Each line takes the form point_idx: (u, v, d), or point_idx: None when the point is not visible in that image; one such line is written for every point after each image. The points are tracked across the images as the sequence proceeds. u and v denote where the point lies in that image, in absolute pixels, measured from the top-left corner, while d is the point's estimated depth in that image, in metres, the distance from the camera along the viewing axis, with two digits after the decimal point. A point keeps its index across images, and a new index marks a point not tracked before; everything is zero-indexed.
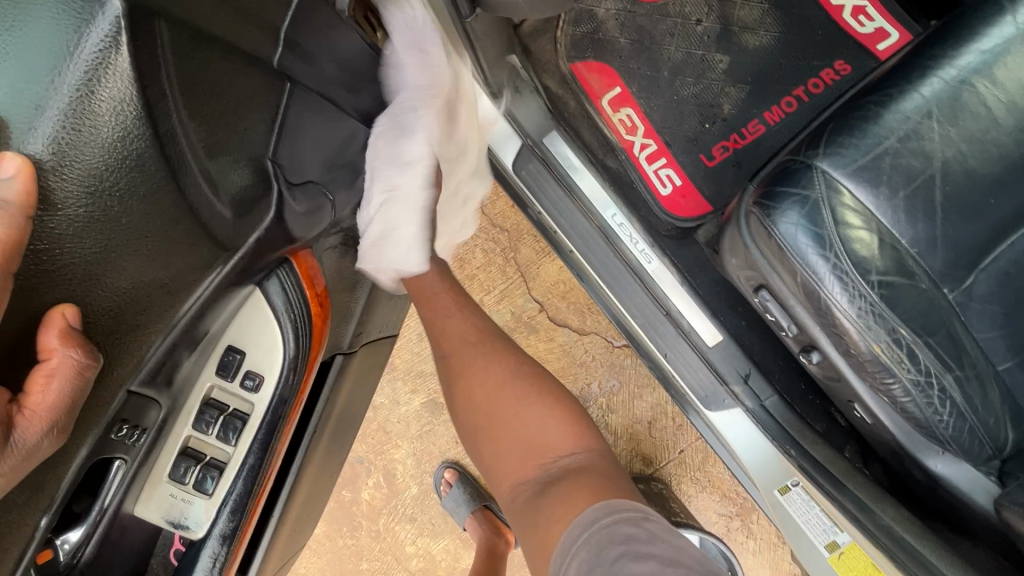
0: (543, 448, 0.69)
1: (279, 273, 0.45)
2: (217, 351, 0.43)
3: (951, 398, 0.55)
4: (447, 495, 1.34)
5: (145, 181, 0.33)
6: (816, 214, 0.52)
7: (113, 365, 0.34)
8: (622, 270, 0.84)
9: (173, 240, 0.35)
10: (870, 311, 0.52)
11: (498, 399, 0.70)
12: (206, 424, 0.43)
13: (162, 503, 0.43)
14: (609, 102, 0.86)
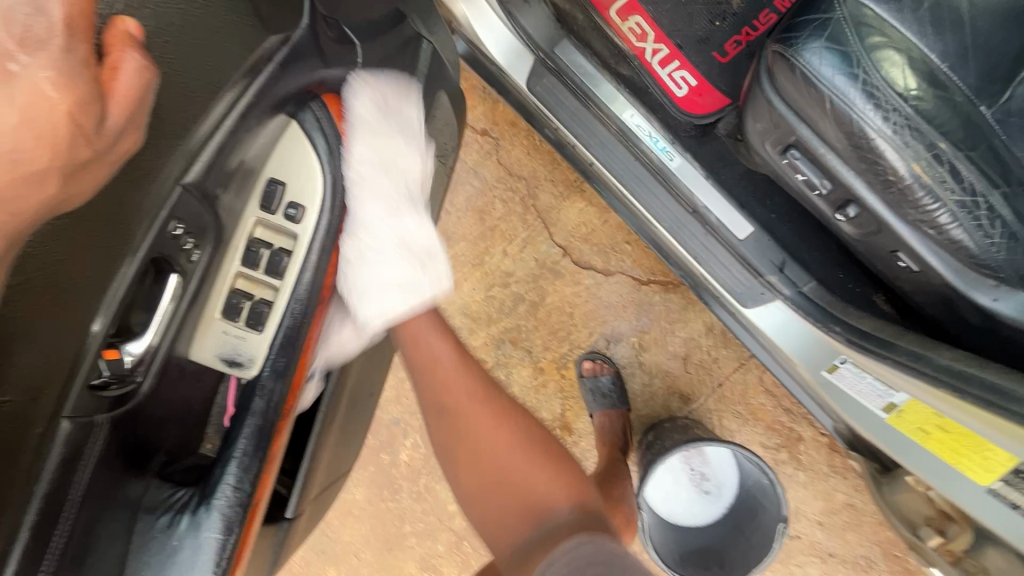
0: (525, 495, 0.67)
1: (312, 107, 0.51)
2: (259, 184, 0.48)
3: (1000, 217, 0.53)
4: None
5: None
6: (839, 35, 0.53)
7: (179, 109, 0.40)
8: (645, 173, 0.86)
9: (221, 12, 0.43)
10: (905, 126, 0.52)
11: (488, 434, 0.73)
12: (255, 259, 0.47)
13: (217, 342, 0.47)
14: (618, 13, 0.84)
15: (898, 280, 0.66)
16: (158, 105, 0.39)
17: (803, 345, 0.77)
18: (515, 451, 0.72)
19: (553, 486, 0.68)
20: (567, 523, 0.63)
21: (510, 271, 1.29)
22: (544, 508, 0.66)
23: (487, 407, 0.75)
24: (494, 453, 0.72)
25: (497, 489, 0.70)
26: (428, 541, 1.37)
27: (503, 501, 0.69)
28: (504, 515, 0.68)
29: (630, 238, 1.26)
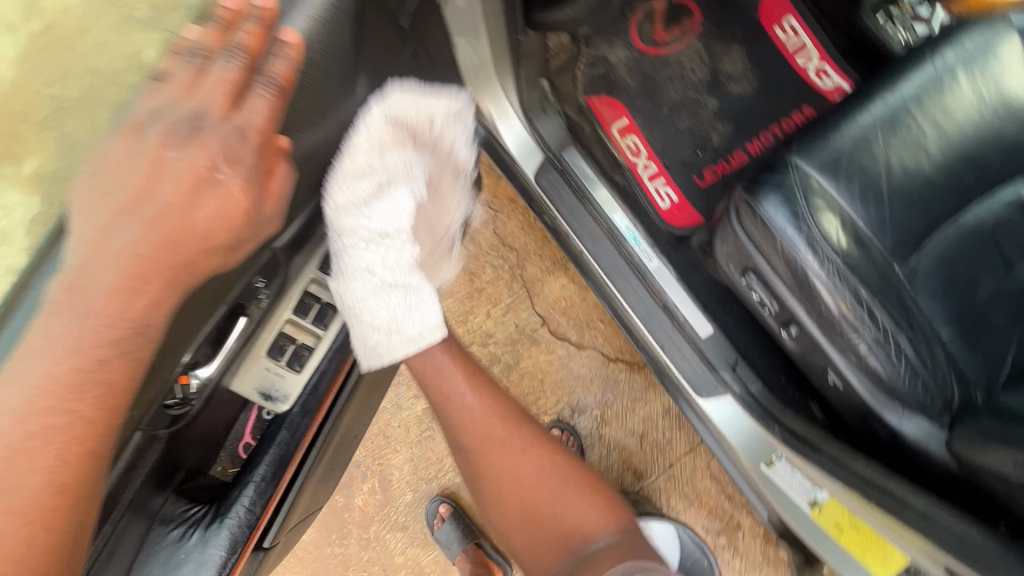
0: (561, 529, 0.78)
1: None
2: (318, 250, 0.60)
3: (906, 355, 0.66)
4: (440, 529, 1.33)
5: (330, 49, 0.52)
6: (791, 195, 0.67)
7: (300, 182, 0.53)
8: (626, 267, 0.97)
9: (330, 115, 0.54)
10: (836, 272, 0.65)
11: (518, 467, 0.80)
12: (304, 310, 0.57)
13: (257, 376, 0.53)
14: (618, 130, 1.03)
15: (827, 392, 0.78)
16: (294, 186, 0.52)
17: (746, 437, 0.88)
18: (544, 479, 0.80)
19: (599, 513, 0.80)
20: (615, 550, 0.74)
21: (491, 332, 1.38)
22: (583, 539, 0.77)
23: (513, 442, 0.81)
24: (525, 492, 0.80)
25: (529, 512, 0.79)
26: None
27: (535, 525, 0.79)
28: (533, 542, 0.79)
29: (604, 318, 1.38)
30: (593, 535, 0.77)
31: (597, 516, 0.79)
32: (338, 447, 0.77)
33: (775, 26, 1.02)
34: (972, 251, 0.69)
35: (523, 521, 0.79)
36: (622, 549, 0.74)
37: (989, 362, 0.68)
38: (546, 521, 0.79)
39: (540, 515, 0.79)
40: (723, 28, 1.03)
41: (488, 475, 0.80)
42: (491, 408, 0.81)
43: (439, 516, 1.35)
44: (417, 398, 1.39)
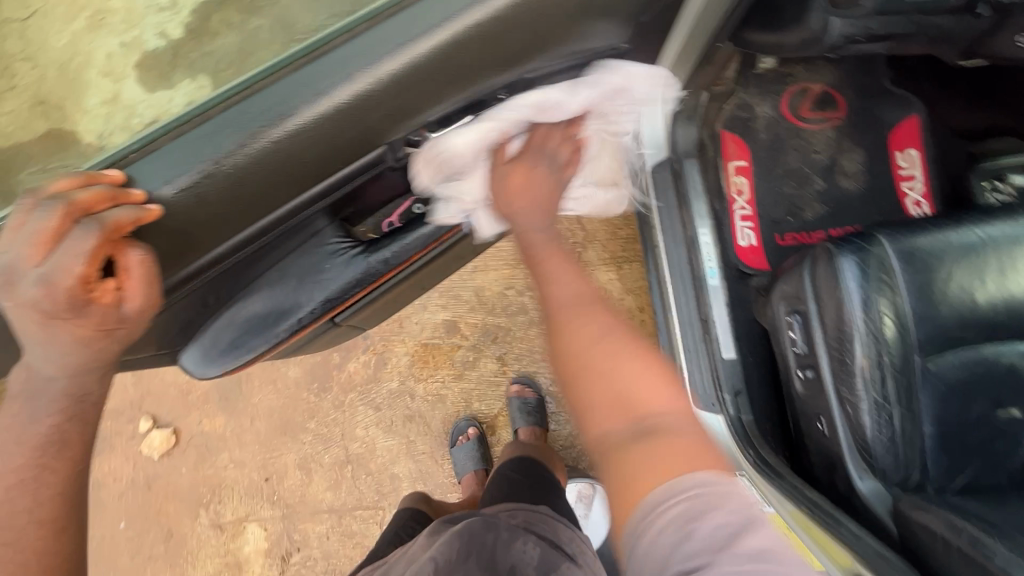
0: (627, 392, 0.54)
1: None
2: None
3: (893, 425, 0.78)
4: (460, 446, 1.43)
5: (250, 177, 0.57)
6: (866, 261, 0.80)
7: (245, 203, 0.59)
8: (689, 276, 1.09)
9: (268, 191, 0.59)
10: (872, 335, 0.78)
11: (599, 344, 0.58)
12: None
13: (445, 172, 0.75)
14: (734, 167, 1.16)
15: (810, 439, 0.91)
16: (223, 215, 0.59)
17: (719, 448, 1.00)
18: (627, 357, 0.57)
19: (657, 381, 0.55)
20: (682, 433, 0.51)
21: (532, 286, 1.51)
22: (648, 404, 0.54)
23: (599, 335, 0.59)
24: (600, 359, 0.57)
25: (599, 383, 0.56)
26: (319, 446, 1.45)
27: (609, 399, 0.55)
28: (601, 400, 0.55)
29: (631, 323, 1.50)
30: (656, 403, 0.54)
31: (670, 395, 0.55)
32: (407, 286, 0.92)
33: (899, 150, 1.16)
34: (983, 378, 0.80)
35: (583, 372, 0.57)
36: (682, 452, 0.49)
37: (954, 469, 0.79)
38: (615, 380, 0.55)
39: (615, 384, 0.55)
40: (857, 132, 1.17)
41: (565, 345, 0.60)
42: (579, 283, 0.65)
43: (465, 433, 1.45)
44: (441, 308, 1.50)
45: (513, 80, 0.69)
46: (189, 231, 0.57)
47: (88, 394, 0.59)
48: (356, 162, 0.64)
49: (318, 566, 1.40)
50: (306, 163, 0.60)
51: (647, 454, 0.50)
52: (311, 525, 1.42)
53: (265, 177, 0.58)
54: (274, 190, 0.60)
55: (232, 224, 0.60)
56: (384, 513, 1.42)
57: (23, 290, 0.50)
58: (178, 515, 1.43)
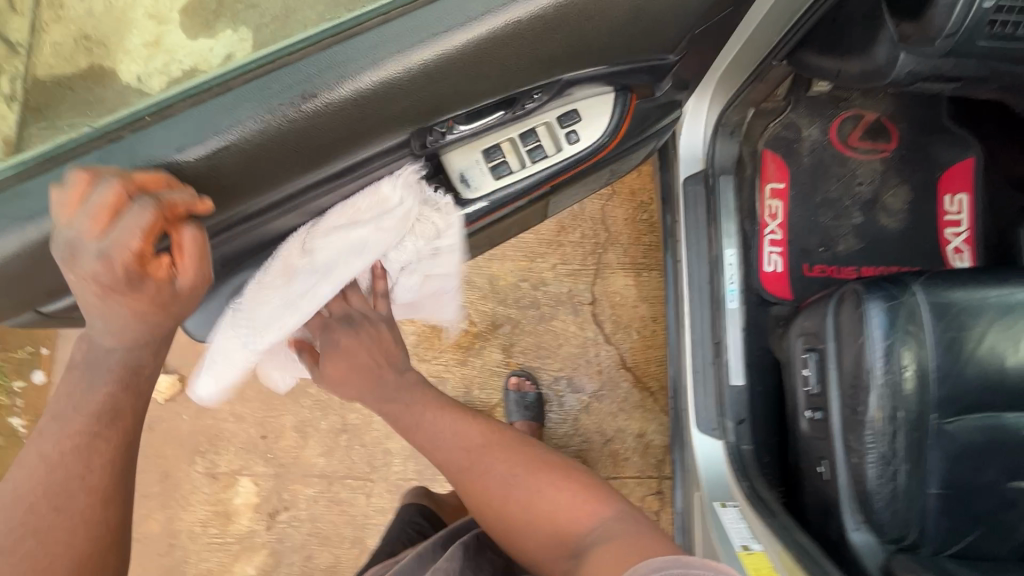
0: (556, 524, 0.73)
1: (622, 95, 0.73)
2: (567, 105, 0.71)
3: (897, 481, 0.76)
4: None
5: (268, 153, 0.54)
6: (895, 309, 0.76)
7: (261, 180, 0.56)
8: (708, 295, 1.07)
9: (284, 169, 0.56)
10: (890, 387, 0.75)
11: (518, 491, 0.76)
12: (527, 140, 0.71)
13: (467, 163, 0.71)
14: (771, 189, 1.12)
15: (808, 481, 0.88)
16: (239, 188, 0.56)
17: (713, 473, 0.98)
18: (541, 482, 0.76)
19: (589, 503, 0.73)
20: (612, 534, 0.67)
21: (546, 281, 1.49)
22: (581, 533, 0.70)
23: (526, 476, 0.77)
24: (518, 506, 0.75)
25: (535, 522, 0.73)
26: (318, 412, 1.47)
27: (550, 531, 0.73)
28: (544, 546, 0.72)
29: (641, 332, 1.48)
30: (588, 520, 0.72)
31: (585, 513, 0.72)
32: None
33: (947, 193, 1.10)
34: (997, 446, 0.77)
35: (500, 529, 0.75)
36: (633, 552, 0.60)
37: (951, 532, 0.77)
38: (543, 521, 0.73)
39: (551, 529, 0.72)
40: (906, 168, 1.12)
41: (489, 503, 0.76)
42: (462, 425, 0.82)
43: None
44: None
45: (552, 82, 0.65)
46: (194, 203, 0.55)
47: (144, 367, 0.59)
48: (375, 148, 0.60)
49: (302, 526, 1.44)
50: (325, 146, 0.57)
51: (586, 565, 0.64)
52: (300, 487, 1.45)
53: (279, 156, 0.55)
54: (286, 170, 0.57)
55: (240, 200, 0.57)
56: (372, 485, 1.45)
57: (82, 263, 0.50)
58: (175, 458, 1.47)
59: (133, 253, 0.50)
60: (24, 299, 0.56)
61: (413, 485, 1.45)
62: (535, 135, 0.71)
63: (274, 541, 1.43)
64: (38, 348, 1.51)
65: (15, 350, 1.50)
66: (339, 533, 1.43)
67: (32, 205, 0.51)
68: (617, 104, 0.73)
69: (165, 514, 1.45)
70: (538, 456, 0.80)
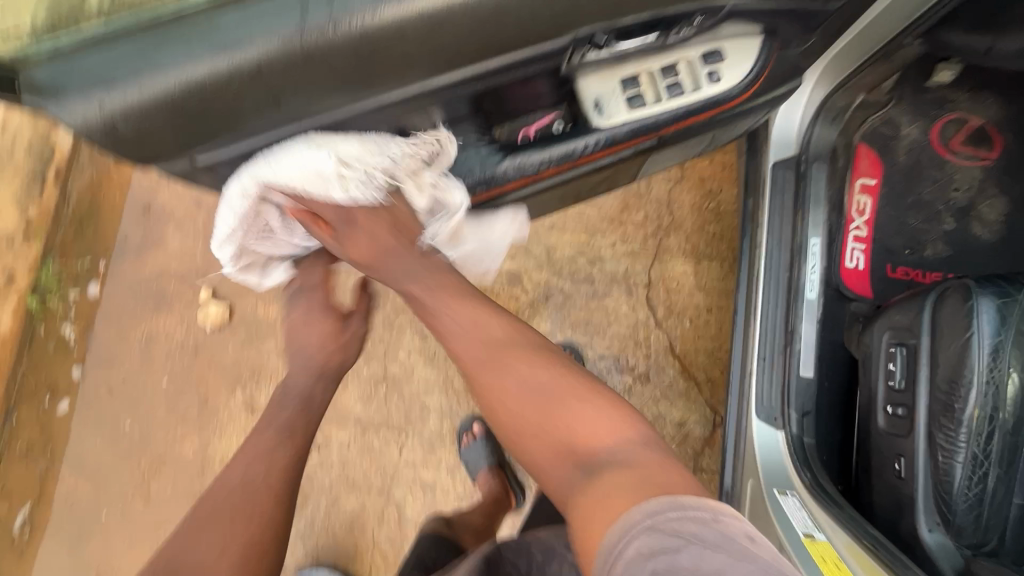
0: (570, 436, 0.63)
1: (767, 43, 0.72)
2: (711, 44, 0.71)
3: (983, 484, 0.73)
4: (468, 446, 1.42)
5: (443, 29, 0.53)
6: (1009, 307, 0.73)
7: (424, 63, 0.56)
8: (784, 284, 1.04)
9: (449, 53, 0.56)
10: (993, 386, 0.72)
11: (529, 398, 0.66)
12: (667, 75, 0.71)
13: (605, 90, 0.71)
14: (862, 184, 1.08)
15: (878, 478, 0.86)
16: (400, 63, 0.55)
17: (772, 463, 0.96)
18: (564, 405, 0.65)
19: (609, 420, 0.63)
20: (629, 458, 0.59)
21: (604, 258, 1.47)
22: (593, 443, 0.62)
23: (529, 372, 0.68)
24: (549, 419, 0.65)
25: (542, 436, 0.64)
26: (361, 358, 1.47)
27: (554, 444, 0.64)
28: (546, 452, 0.64)
29: (694, 320, 1.45)
30: (610, 438, 0.61)
31: (616, 429, 0.62)
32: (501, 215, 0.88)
33: None
34: None
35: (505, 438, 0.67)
36: (643, 475, 0.55)
37: None
38: (558, 427, 0.64)
39: (568, 443, 0.63)
40: (1007, 179, 1.07)
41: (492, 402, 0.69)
42: (485, 319, 0.73)
43: (470, 433, 1.43)
44: (510, 257, 1.48)
45: (720, 9, 0.62)
46: (372, 63, 0.54)
47: (311, 400, 0.83)
48: (542, 48, 0.59)
49: (332, 469, 1.44)
50: (494, 33, 0.55)
51: (591, 485, 0.57)
52: (335, 430, 1.45)
53: (451, 34, 0.54)
54: (453, 54, 0.56)
55: (408, 74, 0.57)
56: (406, 438, 1.45)
57: (297, 304, 0.87)
58: (215, 386, 1.48)
59: (322, 290, 0.87)
60: (191, 143, 0.57)
61: (446, 444, 1.44)
62: (677, 71, 0.72)
63: (304, 480, 1.44)
64: (97, 262, 1.53)
65: (75, 261, 1.53)
66: (368, 481, 1.43)
67: (219, 39, 0.50)
68: (762, 50, 0.73)
69: (200, 439, 1.47)
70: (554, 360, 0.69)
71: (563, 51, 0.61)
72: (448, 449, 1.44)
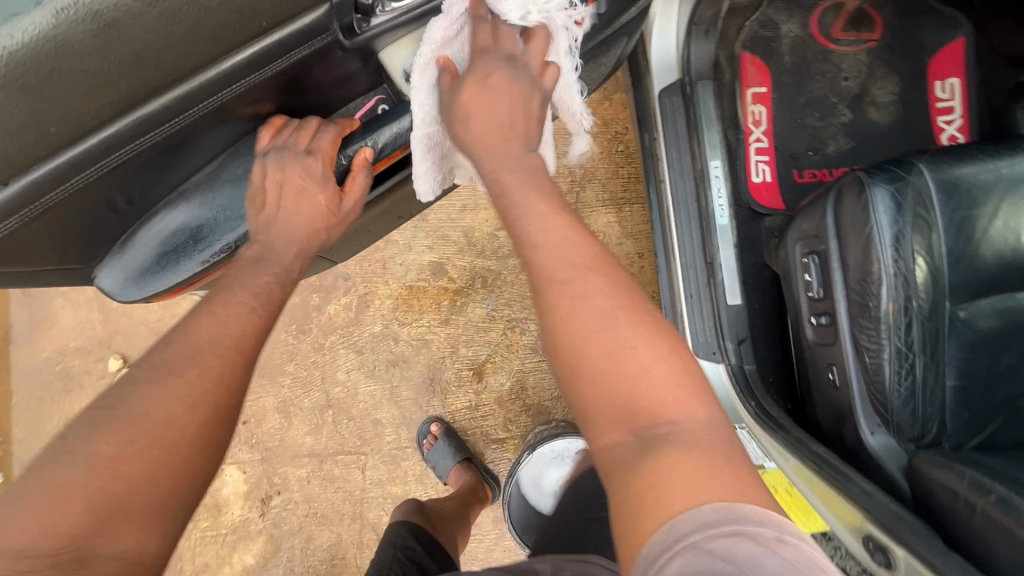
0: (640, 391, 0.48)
1: None
2: None
3: (914, 376, 0.71)
4: (430, 450, 1.34)
5: (128, 30, 0.49)
6: (902, 191, 0.69)
7: (133, 78, 0.52)
8: (696, 215, 0.99)
9: (156, 57, 0.52)
10: (902, 275, 0.69)
11: (602, 343, 0.51)
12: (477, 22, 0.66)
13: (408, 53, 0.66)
14: (752, 94, 1.04)
15: (818, 391, 0.84)
16: (101, 79, 0.50)
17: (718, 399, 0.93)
18: (637, 350, 0.50)
19: (685, 390, 0.49)
20: (702, 443, 0.45)
21: None
22: (661, 412, 0.48)
23: (610, 322, 0.51)
24: (614, 367, 0.50)
25: (602, 386, 0.50)
26: (299, 390, 1.39)
27: (616, 398, 0.49)
28: (602, 400, 0.50)
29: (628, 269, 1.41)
30: (674, 411, 0.48)
31: (688, 402, 0.48)
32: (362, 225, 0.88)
33: (937, 79, 1.02)
34: (1011, 329, 0.72)
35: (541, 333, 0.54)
36: (703, 466, 0.43)
37: (974, 425, 0.73)
38: (624, 378, 0.49)
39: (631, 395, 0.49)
40: (893, 57, 1.03)
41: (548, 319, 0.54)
42: (574, 231, 0.58)
43: (430, 436, 1.36)
44: (429, 249, 1.40)
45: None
46: (60, 84, 0.49)
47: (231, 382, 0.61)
48: (292, 26, 0.57)
49: (298, 509, 1.37)
50: (199, 20, 0.52)
51: (649, 468, 0.44)
52: (291, 469, 1.37)
53: (142, 34, 0.50)
54: (163, 57, 0.52)
55: (156, 81, 0.53)
56: (366, 458, 1.38)
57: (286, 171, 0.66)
58: None
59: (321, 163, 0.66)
60: None
61: (409, 454, 1.39)
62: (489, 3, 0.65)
63: (270, 527, 1.36)
64: None
65: None
66: (338, 511, 1.37)
67: None
68: None
69: None
70: (637, 298, 0.54)
71: (327, 23, 0.59)
72: (411, 458, 1.38)
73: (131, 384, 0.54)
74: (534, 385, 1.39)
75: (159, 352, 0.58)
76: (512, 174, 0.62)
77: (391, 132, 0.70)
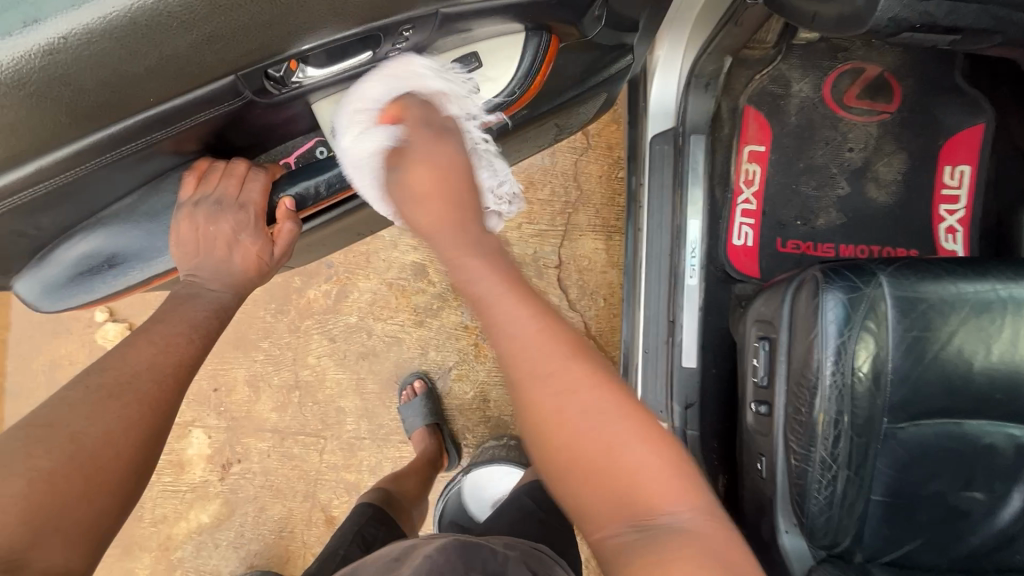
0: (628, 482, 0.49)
1: (540, 38, 0.67)
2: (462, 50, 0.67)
3: (834, 489, 0.69)
4: (407, 403, 1.36)
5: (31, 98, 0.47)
6: (855, 301, 0.67)
7: (44, 136, 0.51)
8: (667, 270, 0.98)
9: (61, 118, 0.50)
10: (839, 387, 0.67)
11: (581, 431, 0.51)
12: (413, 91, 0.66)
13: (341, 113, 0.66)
14: (749, 152, 0.99)
15: (748, 475, 0.84)
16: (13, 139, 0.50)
17: None
18: (622, 438, 0.50)
19: (669, 477, 0.49)
20: (694, 535, 0.46)
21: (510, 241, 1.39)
22: (654, 504, 0.48)
23: (588, 413, 0.51)
24: (598, 458, 0.50)
25: (592, 477, 0.50)
26: (270, 366, 1.43)
27: (607, 487, 0.49)
28: (596, 498, 0.49)
29: (607, 299, 1.39)
30: (668, 503, 0.48)
31: (675, 489, 0.49)
32: (311, 245, 0.90)
33: (948, 163, 0.97)
34: (950, 455, 0.70)
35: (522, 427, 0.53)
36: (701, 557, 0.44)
37: (891, 545, 0.71)
38: (606, 470, 0.49)
39: (622, 490, 0.49)
40: (906, 133, 0.98)
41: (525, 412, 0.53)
42: (540, 314, 0.56)
43: (410, 389, 1.38)
44: (414, 249, 1.41)
45: (428, 16, 0.56)
46: None
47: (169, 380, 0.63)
48: (204, 89, 0.52)
49: (256, 479, 1.43)
50: (99, 87, 0.48)
51: (647, 561, 0.44)
52: (254, 440, 1.43)
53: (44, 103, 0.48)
54: (63, 116, 0.49)
55: (52, 136, 0.51)
56: (325, 442, 1.42)
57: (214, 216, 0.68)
58: None
59: (254, 212, 0.69)
60: None
61: (367, 444, 1.43)
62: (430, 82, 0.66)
63: (228, 492, 1.43)
64: None
65: None
66: (292, 487, 1.42)
67: None
68: (531, 46, 0.67)
69: None
70: (618, 372, 0.55)
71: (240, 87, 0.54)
72: (368, 449, 1.43)
73: (77, 404, 0.56)
74: (496, 398, 1.41)
75: (94, 376, 0.59)
76: (478, 261, 0.58)
77: (309, 183, 0.71)
